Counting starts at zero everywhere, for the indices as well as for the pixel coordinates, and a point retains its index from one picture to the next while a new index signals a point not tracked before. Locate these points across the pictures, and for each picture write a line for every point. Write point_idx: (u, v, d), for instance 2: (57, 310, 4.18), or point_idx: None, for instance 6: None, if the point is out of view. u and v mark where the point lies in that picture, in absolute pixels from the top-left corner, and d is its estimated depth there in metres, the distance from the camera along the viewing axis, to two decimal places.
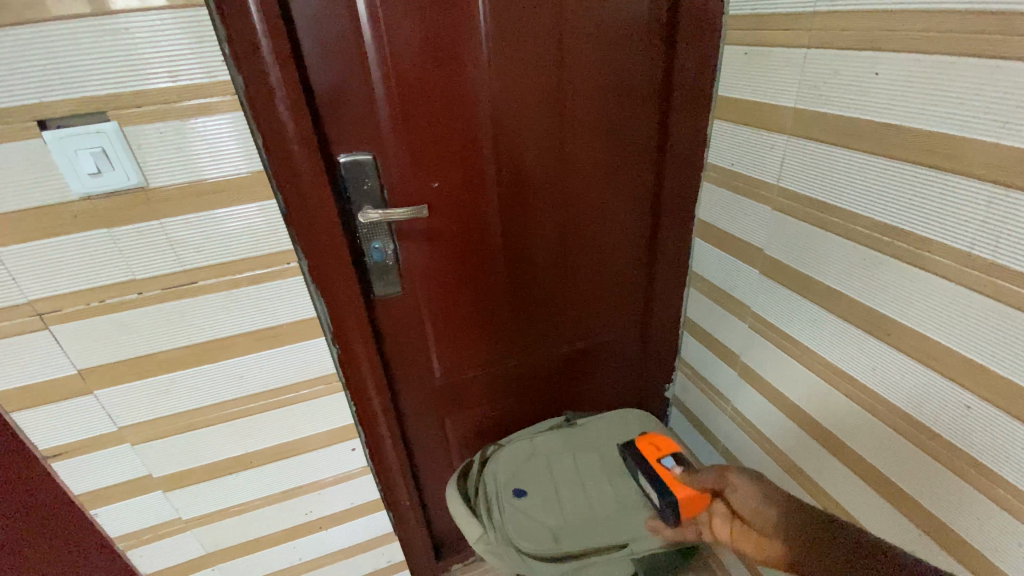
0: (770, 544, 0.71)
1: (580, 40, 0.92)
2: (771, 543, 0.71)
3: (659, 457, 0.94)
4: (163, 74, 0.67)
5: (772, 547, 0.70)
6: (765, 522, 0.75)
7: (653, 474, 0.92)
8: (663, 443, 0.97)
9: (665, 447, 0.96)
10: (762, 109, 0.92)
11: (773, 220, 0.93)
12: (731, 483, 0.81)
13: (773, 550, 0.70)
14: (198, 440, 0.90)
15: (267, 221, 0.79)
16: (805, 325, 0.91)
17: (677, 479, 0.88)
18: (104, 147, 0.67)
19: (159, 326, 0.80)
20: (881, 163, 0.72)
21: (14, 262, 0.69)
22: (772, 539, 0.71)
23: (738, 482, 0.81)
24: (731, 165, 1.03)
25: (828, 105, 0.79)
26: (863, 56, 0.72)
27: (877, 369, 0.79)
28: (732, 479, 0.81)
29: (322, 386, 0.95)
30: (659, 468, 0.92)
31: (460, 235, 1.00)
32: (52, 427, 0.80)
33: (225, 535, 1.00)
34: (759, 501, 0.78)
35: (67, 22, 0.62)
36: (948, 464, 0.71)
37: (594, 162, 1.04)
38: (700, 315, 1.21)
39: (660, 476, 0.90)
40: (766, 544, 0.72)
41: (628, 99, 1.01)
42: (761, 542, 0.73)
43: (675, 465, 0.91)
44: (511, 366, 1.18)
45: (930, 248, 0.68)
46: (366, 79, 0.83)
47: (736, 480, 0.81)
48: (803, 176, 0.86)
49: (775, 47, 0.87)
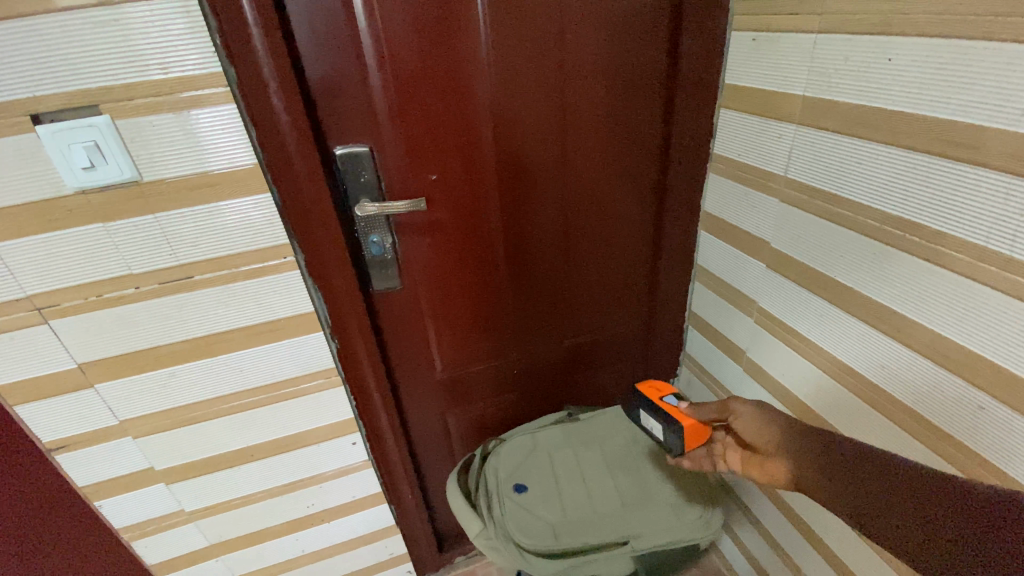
0: (772, 466, 0.66)
1: (581, 27, 0.90)
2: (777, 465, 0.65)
3: (662, 395, 0.86)
4: (155, 67, 0.66)
5: (775, 467, 0.65)
6: (769, 446, 0.67)
7: (657, 409, 0.84)
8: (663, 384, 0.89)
9: (665, 388, 0.88)
10: (770, 97, 0.89)
11: (781, 211, 0.91)
12: (733, 410, 0.74)
13: (779, 471, 0.65)
14: (199, 434, 0.90)
15: (263, 215, 0.78)
16: (813, 320, 0.88)
17: (683, 412, 0.81)
18: (96, 141, 0.66)
19: (158, 321, 0.80)
20: (894, 152, 0.70)
21: (12, 257, 0.70)
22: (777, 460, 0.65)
23: (738, 407, 0.73)
24: (738, 155, 1.00)
25: (839, 92, 0.76)
26: (874, 41, 0.70)
27: (888, 367, 0.76)
28: (733, 407, 0.74)
29: (321, 380, 0.95)
30: (661, 404, 0.84)
31: (460, 227, 0.99)
32: (54, 421, 0.81)
33: (227, 526, 1.01)
34: (762, 423, 0.70)
35: (57, 15, 0.61)
36: (957, 463, 0.69)
37: (597, 153, 1.02)
38: (706, 309, 1.18)
39: (664, 409, 0.82)
40: (772, 467, 0.66)
41: (632, 87, 0.98)
42: (766, 466, 0.67)
43: (680, 401, 0.84)
44: (514, 360, 1.17)
45: (944, 242, 0.66)
46: (362, 68, 0.81)
47: (738, 407, 0.73)
48: (813, 167, 0.83)
49: (784, 33, 0.84)
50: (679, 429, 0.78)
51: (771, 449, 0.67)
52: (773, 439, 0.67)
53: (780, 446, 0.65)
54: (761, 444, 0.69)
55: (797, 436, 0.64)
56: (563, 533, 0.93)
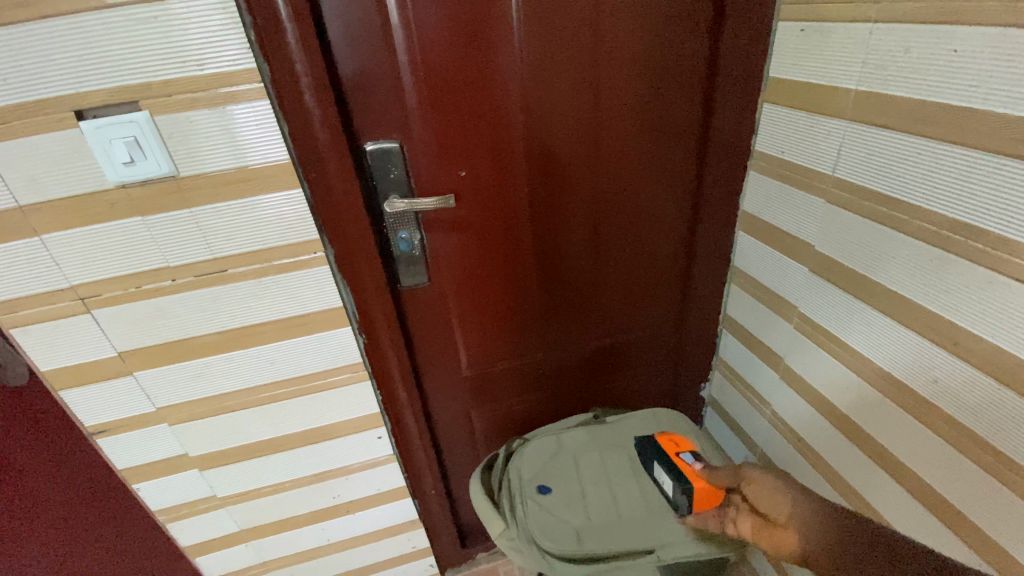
0: (782, 536, 0.66)
1: (617, 22, 0.87)
2: (786, 536, 0.65)
3: (678, 452, 0.89)
4: (193, 63, 0.67)
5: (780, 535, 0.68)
6: (784, 515, 0.68)
7: (671, 465, 0.87)
8: (681, 440, 0.93)
9: (683, 445, 0.91)
10: (818, 91, 0.84)
11: (826, 213, 0.86)
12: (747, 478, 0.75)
13: (787, 542, 0.64)
14: (231, 422, 0.93)
15: (294, 210, 0.78)
16: (858, 328, 0.83)
17: (696, 473, 0.84)
18: (136, 137, 0.68)
19: (193, 313, 0.81)
20: (956, 152, 0.64)
21: (57, 248, 0.72)
22: (788, 532, 0.65)
23: (753, 475, 0.74)
24: (782, 152, 0.95)
25: (894, 87, 0.71)
26: (938, 32, 0.64)
27: (940, 382, 0.71)
28: (747, 473, 0.76)
29: (347, 374, 0.95)
30: (677, 460, 0.88)
31: (489, 225, 0.97)
32: (96, 405, 0.84)
33: (257, 513, 1.03)
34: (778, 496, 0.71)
35: (100, 12, 0.62)
36: (1015, 487, 0.64)
37: (630, 151, 0.99)
38: (742, 313, 1.14)
39: (679, 468, 0.86)
40: (782, 538, 0.66)
41: (669, 83, 0.95)
42: (777, 536, 0.67)
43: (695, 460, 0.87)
44: (540, 360, 1.16)
45: (1010, 249, 0.61)
46: (394, 63, 0.80)
47: (754, 474, 0.74)
48: (863, 165, 0.78)
49: (836, 24, 0.78)
50: (689, 489, 0.82)
51: (781, 519, 0.69)
52: (789, 509, 0.68)
53: (799, 517, 0.65)
54: (773, 514, 0.70)
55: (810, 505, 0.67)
56: (587, 538, 0.91)
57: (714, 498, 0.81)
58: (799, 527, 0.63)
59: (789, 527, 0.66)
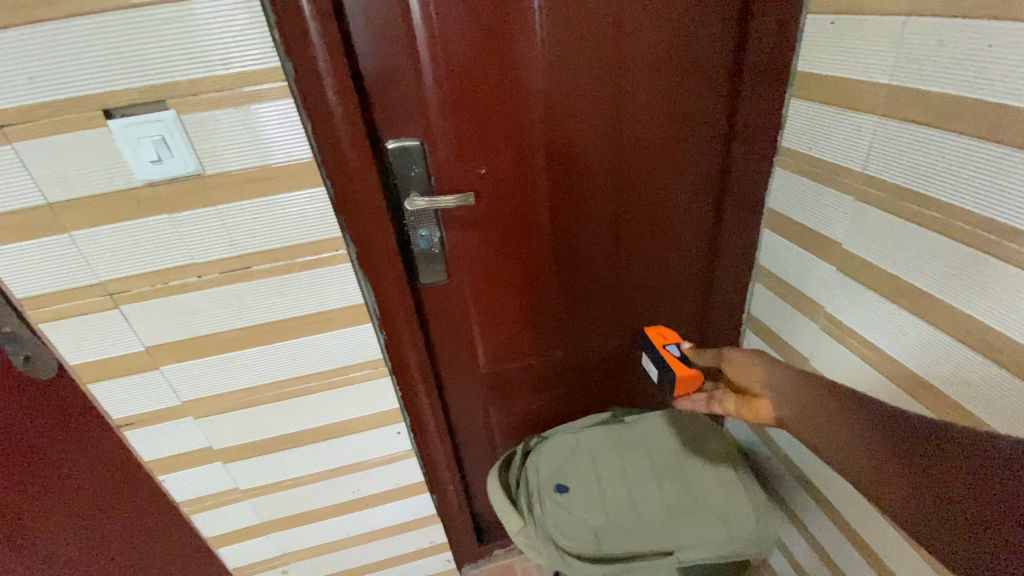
0: (759, 405, 0.69)
1: (641, 15, 0.85)
2: (762, 404, 0.69)
3: (666, 345, 0.94)
4: (219, 63, 0.67)
5: (760, 406, 0.69)
6: (756, 384, 0.72)
7: (658, 355, 0.94)
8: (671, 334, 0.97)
9: (673, 339, 0.95)
10: (847, 86, 0.81)
11: (855, 211, 0.83)
12: (727, 359, 0.78)
13: (763, 409, 0.68)
14: (254, 416, 0.94)
15: (317, 208, 0.79)
16: (887, 329, 0.81)
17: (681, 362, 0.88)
18: (164, 135, 0.69)
19: (218, 308, 0.82)
20: (994, 149, 0.62)
21: (87, 245, 0.74)
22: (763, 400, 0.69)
23: (733, 356, 0.77)
24: (807, 148, 0.92)
25: (929, 81, 0.68)
26: (975, 26, 0.62)
27: (973, 386, 0.69)
28: (729, 355, 0.78)
29: (368, 371, 0.95)
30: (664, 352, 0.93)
31: (509, 222, 0.97)
32: (125, 398, 0.86)
33: (278, 505, 1.05)
34: (753, 366, 0.74)
35: (128, 13, 0.63)
36: None
37: (652, 148, 0.97)
38: (765, 312, 1.11)
39: (665, 358, 0.91)
40: (756, 406, 0.69)
41: (692, 78, 0.93)
42: (753, 405, 0.70)
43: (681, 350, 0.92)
44: (558, 358, 1.15)
45: None
46: (414, 59, 0.80)
47: (732, 354, 0.78)
48: (895, 162, 0.75)
49: (867, 16, 0.76)
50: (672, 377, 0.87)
51: (757, 388, 0.71)
52: (760, 378, 0.72)
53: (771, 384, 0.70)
54: (747, 384, 0.73)
55: (803, 382, 0.66)
56: (606, 538, 0.91)
57: (696, 382, 0.86)
58: (773, 396, 0.68)
59: (776, 400, 0.68)
